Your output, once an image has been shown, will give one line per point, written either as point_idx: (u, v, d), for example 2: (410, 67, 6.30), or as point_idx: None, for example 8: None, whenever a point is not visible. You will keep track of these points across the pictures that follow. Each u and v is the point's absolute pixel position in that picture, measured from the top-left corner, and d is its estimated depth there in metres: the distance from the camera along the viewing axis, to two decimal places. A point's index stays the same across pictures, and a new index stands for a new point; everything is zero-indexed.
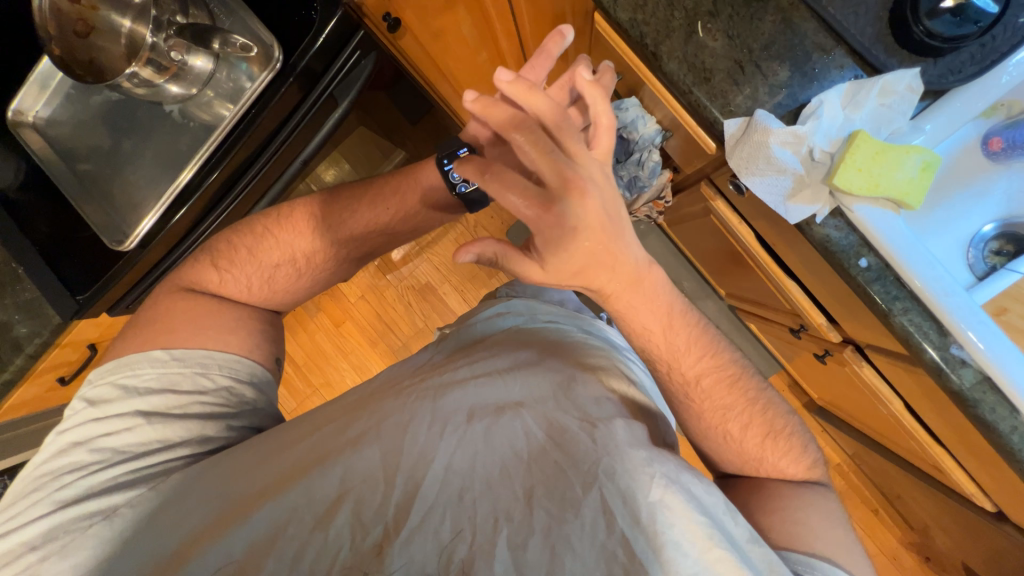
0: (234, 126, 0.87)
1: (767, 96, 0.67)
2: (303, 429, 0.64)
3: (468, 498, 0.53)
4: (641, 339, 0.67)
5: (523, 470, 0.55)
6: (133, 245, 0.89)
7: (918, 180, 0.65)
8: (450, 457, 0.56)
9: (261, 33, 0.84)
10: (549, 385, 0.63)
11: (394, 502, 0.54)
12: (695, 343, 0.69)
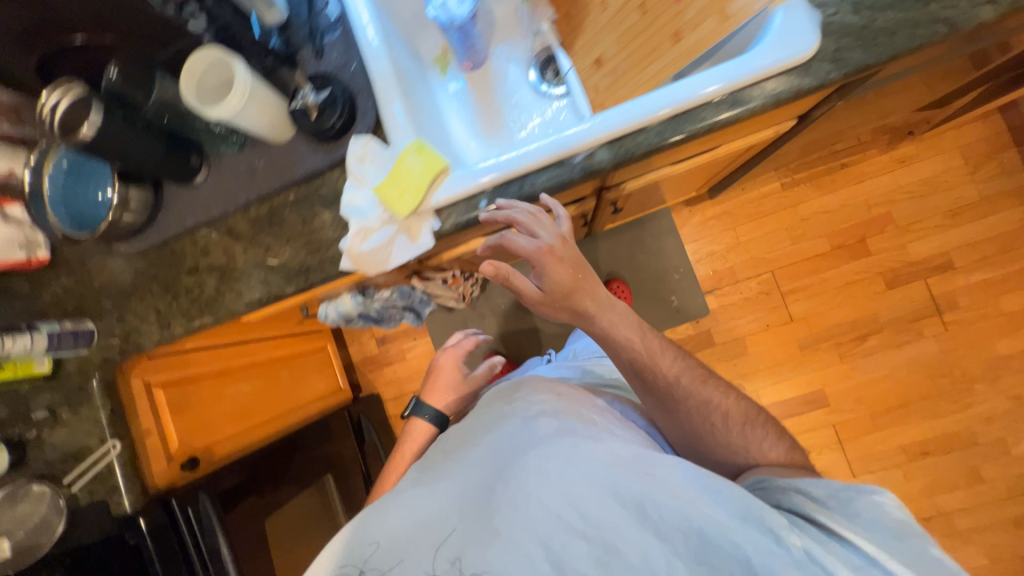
0: (89, 389, 0.86)
1: (519, 189, 0.72)
2: (358, 521, 0.69)
3: (454, 532, 0.62)
4: (625, 353, 0.77)
5: (519, 490, 0.63)
6: (136, 507, 0.85)
7: (422, 164, 0.71)
8: (529, 489, 0.63)
9: (119, 314, 0.84)
10: (599, 449, 0.66)
11: (470, 524, 0.62)
12: (654, 348, 0.79)
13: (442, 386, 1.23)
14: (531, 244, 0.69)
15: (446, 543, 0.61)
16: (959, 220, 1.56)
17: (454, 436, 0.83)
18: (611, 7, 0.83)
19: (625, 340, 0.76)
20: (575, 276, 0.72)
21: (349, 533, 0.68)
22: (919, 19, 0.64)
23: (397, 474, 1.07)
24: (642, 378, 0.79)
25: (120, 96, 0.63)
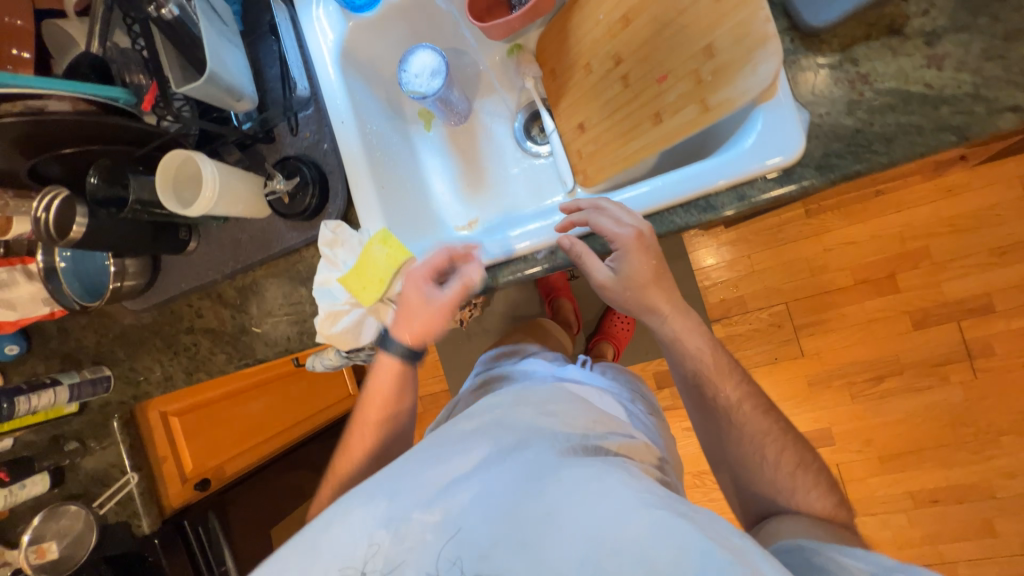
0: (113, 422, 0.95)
1: (481, 283, 0.73)
2: (343, 506, 0.52)
3: (464, 529, 0.46)
4: (688, 363, 0.70)
5: (555, 502, 0.46)
6: (151, 526, 0.96)
7: (389, 254, 0.74)
8: (562, 510, 0.45)
9: (130, 364, 0.93)
10: (638, 485, 0.49)
11: (499, 530, 0.45)
12: (724, 366, 0.69)
13: (416, 320, 0.73)
14: (620, 229, 0.64)
15: (468, 553, 0.44)
16: (1006, 259, 1.40)
17: (458, 426, 0.63)
18: (594, 73, 0.77)
19: (695, 351, 0.70)
20: (651, 280, 0.67)
21: (325, 532, 0.50)
22: (924, 125, 0.56)
23: (387, 377, 0.77)
24: (700, 393, 0.71)
25: (107, 196, 0.66)
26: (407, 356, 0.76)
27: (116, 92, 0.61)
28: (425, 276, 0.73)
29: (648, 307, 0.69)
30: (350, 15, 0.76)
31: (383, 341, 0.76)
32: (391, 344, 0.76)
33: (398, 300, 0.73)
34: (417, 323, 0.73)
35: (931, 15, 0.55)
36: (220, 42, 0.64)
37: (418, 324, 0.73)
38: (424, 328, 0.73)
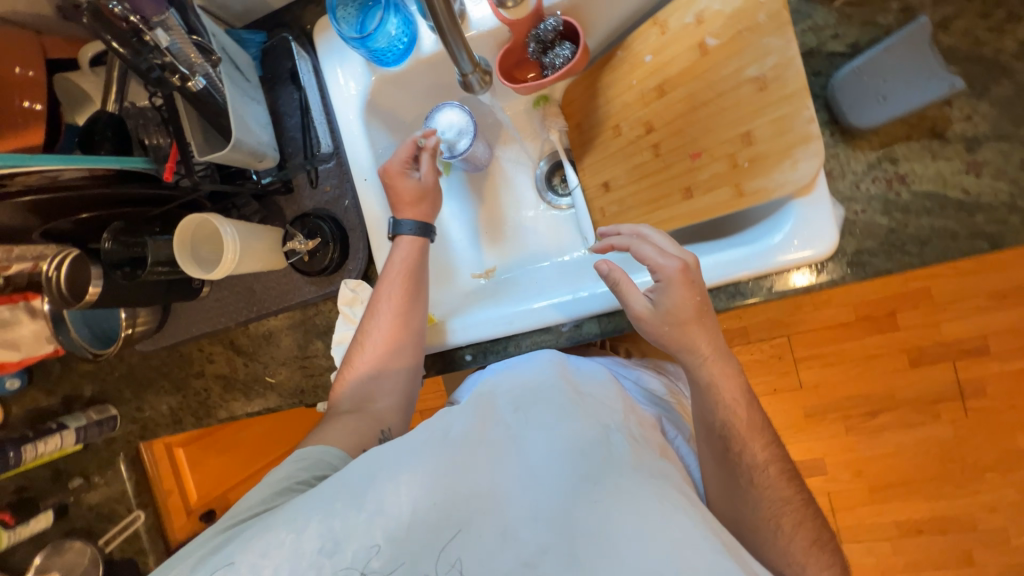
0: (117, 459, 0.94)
1: (503, 350, 0.74)
2: (391, 467, 0.50)
3: (506, 513, 0.45)
4: (718, 412, 0.61)
5: (605, 516, 0.44)
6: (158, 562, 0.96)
7: None
8: (614, 527, 0.43)
9: (137, 403, 0.91)
10: (694, 515, 0.45)
11: (546, 535, 0.44)
12: (757, 421, 0.61)
13: (411, 196, 0.71)
14: (665, 260, 0.59)
15: (517, 545, 0.44)
16: (1005, 303, 1.42)
17: (508, 389, 0.57)
18: (622, 136, 0.75)
19: (729, 402, 0.61)
20: (694, 318, 0.59)
21: (377, 488, 0.48)
22: (957, 230, 0.56)
23: (391, 303, 0.70)
24: (724, 446, 0.61)
25: (125, 258, 0.64)
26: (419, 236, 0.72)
27: (137, 164, 0.59)
28: (415, 240, 0.72)
29: (684, 328, 0.60)
30: (375, 68, 0.72)
31: (395, 231, 0.71)
32: (405, 225, 0.71)
33: (390, 263, 0.71)
34: (417, 197, 0.71)
35: (974, 121, 0.55)
36: (243, 102, 0.61)
37: (406, 267, 0.71)
38: (415, 278, 0.71)
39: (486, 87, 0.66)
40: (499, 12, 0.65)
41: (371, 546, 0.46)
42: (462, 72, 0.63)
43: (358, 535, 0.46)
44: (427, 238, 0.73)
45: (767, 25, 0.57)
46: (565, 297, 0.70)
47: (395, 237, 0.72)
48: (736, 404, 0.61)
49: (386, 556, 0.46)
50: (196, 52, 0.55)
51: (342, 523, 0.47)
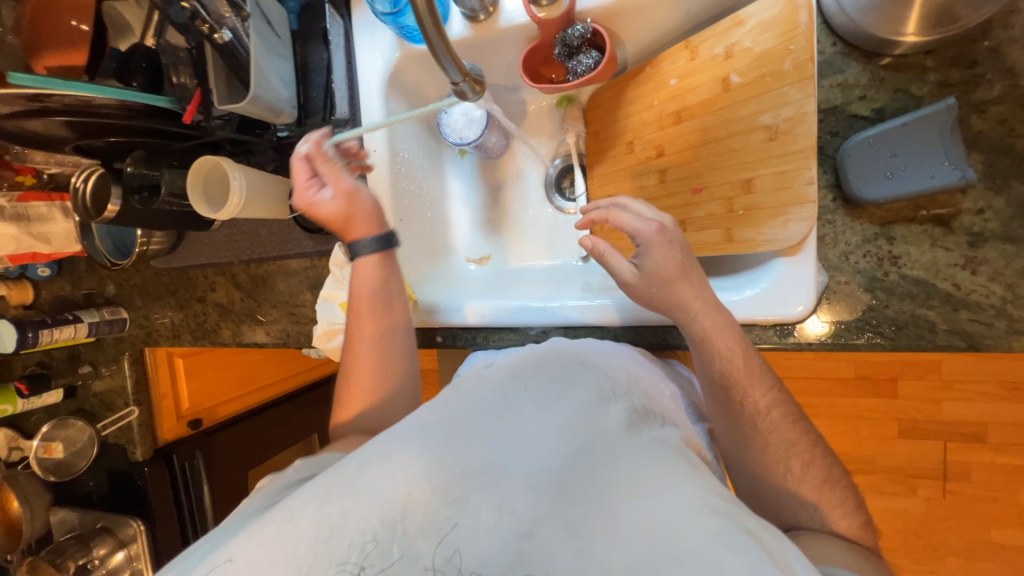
0: (123, 356, 1.04)
1: (469, 340, 0.77)
2: (387, 446, 0.47)
3: (503, 486, 0.43)
4: (715, 363, 0.56)
5: (608, 494, 0.43)
6: (145, 454, 1.08)
7: None
8: (619, 495, 0.42)
9: (145, 312, 1.00)
10: (703, 482, 0.44)
11: (549, 508, 0.42)
12: (755, 367, 0.55)
13: (336, 215, 0.68)
14: (642, 223, 0.58)
15: (517, 521, 0.41)
16: (1013, 396, 1.35)
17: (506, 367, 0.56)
18: (633, 154, 0.73)
19: (725, 351, 0.55)
20: (684, 277, 0.57)
21: (370, 469, 0.45)
22: (937, 323, 0.55)
23: (370, 321, 0.68)
24: (726, 399, 0.56)
25: (140, 183, 0.70)
26: (382, 246, 0.69)
27: (161, 102, 0.63)
28: (382, 255, 0.69)
29: (668, 285, 0.57)
30: (402, 43, 0.73)
31: (352, 254, 0.69)
32: (361, 245, 0.68)
33: (358, 288, 0.68)
34: (338, 213, 0.68)
35: (985, 215, 0.52)
36: (268, 59, 0.64)
37: (376, 285, 0.69)
38: (393, 293, 0.69)
39: (480, 95, 0.55)
40: (530, 8, 0.64)
41: (362, 529, 0.42)
42: (450, 80, 0.51)
43: (352, 520, 0.42)
44: (387, 251, 0.69)
45: (791, 74, 0.55)
46: (536, 303, 0.72)
47: (354, 257, 0.69)
48: (731, 359, 0.55)
49: (376, 540, 0.41)
50: (227, 7, 0.59)
51: (332, 507, 0.43)
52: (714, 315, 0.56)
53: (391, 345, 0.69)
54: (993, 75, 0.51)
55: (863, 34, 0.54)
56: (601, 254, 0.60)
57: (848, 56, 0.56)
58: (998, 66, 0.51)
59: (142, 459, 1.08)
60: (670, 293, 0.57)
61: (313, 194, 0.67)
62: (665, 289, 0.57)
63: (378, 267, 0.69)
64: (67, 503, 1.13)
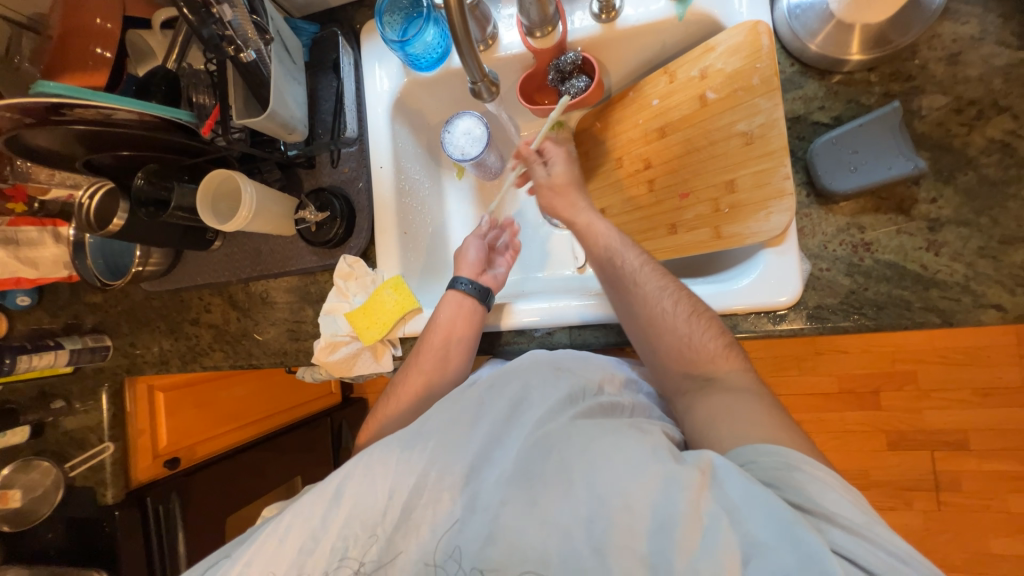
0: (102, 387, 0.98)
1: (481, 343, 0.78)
2: (366, 462, 0.56)
3: (475, 479, 0.53)
4: (665, 322, 0.61)
5: (564, 475, 0.49)
6: (117, 497, 0.97)
7: (397, 300, 0.78)
8: (572, 470, 0.49)
9: (131, 339, 0.96)
10: (649, 442, 0.49)
11: (511, 490, 0.50)
12: (703, 321, 0.61)
13: (467, 256, 0.79)
14: (579, 215, 0.74)
15: (485, 507, 0.51)
16: (989, 401, 1.34)
17: (481, 379, 0.63)
18: (623, 168, 0.79)
19: (664, 307, 0.62)
20: (639, 260, 0.66)
21: (351, 483, 0.55)
22: (912, 302, 0.60)
23: (432, 358, 0.72)
24: (680, 356, 0.60)
25: (153, 198, 0.72)
26: (472, 292, 0.74)
27: (183, 116, 0.67)
28: (463, 297, 0.74)
29: (607, 253, 0.69)
30: (409, 72, 0.81)
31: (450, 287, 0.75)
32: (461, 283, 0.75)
33: (433, 327, 0.73)
34: (472, 256, 0.79)
35: (939, 204, 0.59)
36: (285, 79, 0.69)
37: (450, 330, 0.73)
38: (462, 339, 0.72)
39: (494, 96, 0.63)
40: (526, 40, 0.72)
41: (350, 530, 0.53)
42: (470, 79, 0.59)
43: (339, 525, 0.53)
44: (482, 303, 0.74)
45: (760, 87, 0.64)
46: (542, 304, 0.73)
47: (445, 295, 0.76)
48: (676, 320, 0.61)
49: (366, 538, 0.53)
50: (253, 30, 0.62)
51: (320, 520, 0.54)
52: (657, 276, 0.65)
53: (442, 382, 0.72)
54: (926, 87, 0.61)
55: (816, 55, 0.63)
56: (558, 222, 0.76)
57: (806, 74, 0.66)
58: (930, 79, 0.61)
59: (113, 503, 0.97)
60: (610, 262, 0.69)
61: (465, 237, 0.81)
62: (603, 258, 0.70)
63: (466, 316, 0.74)
64: (19, 561, 1.01)
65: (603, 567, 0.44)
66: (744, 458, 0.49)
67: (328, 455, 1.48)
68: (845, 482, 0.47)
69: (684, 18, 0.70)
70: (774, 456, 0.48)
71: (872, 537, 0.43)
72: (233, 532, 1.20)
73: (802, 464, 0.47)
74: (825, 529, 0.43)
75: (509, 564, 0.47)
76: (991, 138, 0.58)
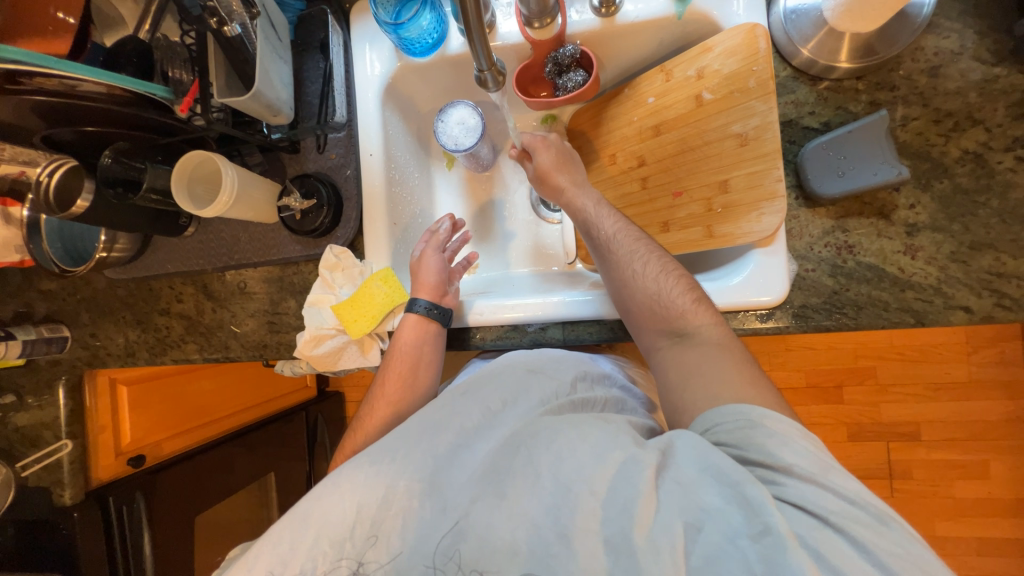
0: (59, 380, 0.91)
1: (473, 339, 0.77)
2: (332, 480, 0.52)
3: (444, 479, 0.50)
4: (640, 282, 0.61)
5: (531, 462, 0.49)
6: (76, 497, 0.90)
7: (385, 294, 0.76)
8: (539, 462, 0.49)
9: (92, 329, 0.89)
10: (613, 430, 0.51)
11: (478, 486, 0.49)
12: (677, 279, 0.61)
13: (427, 276, 0.74)
14: (560, 179, 0.73)
15: (453, 507, 0.48)
16: (938, 396, 1.37)
17: (460, 383, 0.65)
18: (616, 165, 0.79)
19: (638, 268, 0.62)
20: (613, 224, 0.67)
21: (317, 503, 0.51)
22: (889, 303, 0.63)
23: (398, 380, 0.71)
24: (656, 315, 0.60)
25: (118, 178, 0.66)
26: (431, 316, 0.72)
27: (156, 90, 0.60)
28: (422, 320, 0.73)
29: (585, 218, 0.69)
30: (402, 56, 0.78)
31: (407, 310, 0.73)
32: (418, 304, 0.73)
33: (398, 347, 0.72)
34: (431, 278, 0.74)
35: (916, 210, 0.62)
36: (270, 58, 0.65)
37: (413, 347, 0.72)
38: (427, 356, 0.72)
39: (499, 86, 0.62)
40: (525, 30, 0.70)
41: (316, 553, 0.49)
42: (477, 67, 0.58)
43: (303, 549, 0.49)
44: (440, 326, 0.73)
45: (756, 90, 0.65)
46: (535, 299, 0.73)
47: (405, 317, 0.74)
48: (652, 281, 0.61)
49: (333, 559, 0.48)
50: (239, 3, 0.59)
51: (286, 545, 0.49)
52: (634, 238, 0.65)
53: (414, 401, 0.71)
54: (908, 97, 0.64)
55: (809, 62, 0.65)
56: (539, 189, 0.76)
57: (798, 79, 0.67)
58: (912, 90, 0.63)
59: (71, 504, 0.90)
60: (589, 226, 0.68)
61: (426, 254, 0.77)
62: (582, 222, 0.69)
63: (424, 331, 0.73)
64: None
65: (569, 554, 0.44)
66: (707, 423, 0.50)
67: (302, 450, 1.43)
68: (805, 431, 0.47)
69: (683, 17, 0.70)
70: (736, 416, 0.48)
71: (827, 483, 0.43)
72: (203, 531, 1.14)
73: (761, 420, 0.47)
74: (782, 482, 0.44)
75: (476, 560, 0.45)
76: (965, 149, 0.61)
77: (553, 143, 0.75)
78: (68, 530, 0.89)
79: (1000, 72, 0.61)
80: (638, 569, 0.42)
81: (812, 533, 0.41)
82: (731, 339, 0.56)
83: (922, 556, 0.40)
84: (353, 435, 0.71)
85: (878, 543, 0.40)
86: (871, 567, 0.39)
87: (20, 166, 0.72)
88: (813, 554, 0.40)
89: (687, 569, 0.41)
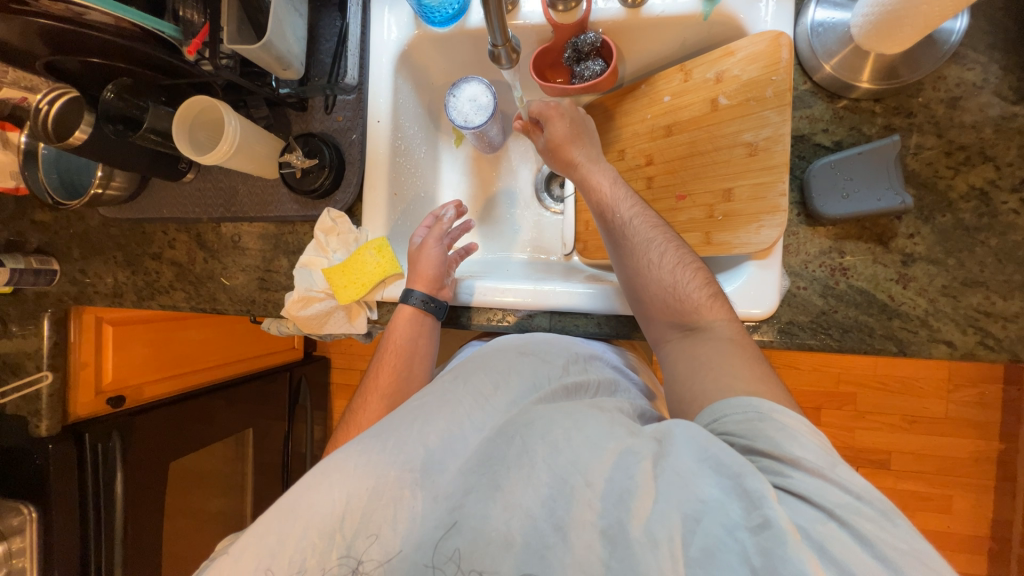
0: (44, 311, 0.90)
1: (466, 320, 0.77)
2: (322, 471, 0.50)
3: (441, 472, 0.49)
4: (654, 271, 0.61)
5: (529, 447, 0.48)
6: (51, 427, 0.90)
7: (377, 263, 0.76)
8: (534, 454, 0.48)
9: (82, 266, 0.88)
10: (607, 421, 0.51)
11: (473, 477, 0.48)
12: (694, 270, 0.61)
13: (426, 266, 0.73)
14: (582, 158, 0.72)
15: (449, 495, 0.48)
16: (912, 428, 1.38)
17: (456, 367, 0.64)
18: (623, 161, 0.78)
19: (654, 256, 0.62)
20: (632, 210, 0.66)
21: (306, 495, 0.49)
22: (875, 329, 0.63)
23: (389, 372, 0.72)
24: (670, 304, 0.60)
25: (120, 115, 0.66)
26: (426, 309, 0.72)
27: (165, 29, 0.60)
28: (418, 312, 0.73)
29: (605, 200, 0.68)
30: (420, 24, 0.77)
31: (403, 298, 0.73)
32: (414, 294, 0.73)
33: (390, 339, 0.73)
34: (431, 268, 0.73)
35: (915, 240, 0.62)
36: (285, 10, 0.65)
37: (403, 340, 0.73)
38: (418, 347, 0.73)
39: (512, 64, 0.61)
40: (548, 11, 0.69)
41: (305, 546, 0.47)
42: (491, 41, 0.57)
43: (291, 543, 0.47)
44: (432, 313, 0.73)
45: (772, 101, 0.65)
46: (528, 286, 0.73)
47: (399, 307, 0.74)
48: (665, 270, 0.61)
49: (324, 553, 0.47)
50: None
51: (274, 538, 0.48)
52: (652, 225, 0.64)
53: (408, 392, 0.72)
54: (923, 126, 0.63)
55: (829, 78, 0.64)
56: (556, 166, 0.75)
57: (816, 94, 0.67)
58: (928, 119, 0.63)
59: (47, 433, 0.90)
60: (607, 209, 0.67)
61: (428, 242, 0.76)
62: (600, 204, 0.68)
63: (416, 320, 0.73)
64: None
65: (565, 546, 0.43)
66: (715, 415, 0.50)
67: (282, 411, 1.44)
68: (813, 429, 0.47)
69: (709, 18, 0.69)
70: (745, 408, 0.48)
71: (832, 477, 0.43)
72: (178, 478, 1.14)
73: (771, 414, 0.47)
74: (788, 474, 0.43)
75: (473, 556, 0.44)
76: (972, 185, 0.61)
77: (567, 111, 0.74)
78: (43, 461, 0.89)
79: (1018, 111, 0.61)
80: (633, 561, 0.41)
81: (815, 526, 0.40)
82: (740, 332, 0.57)
83: (921, 551, 0.40)
84: (344, 429, 0.71)
85: (877, 535, 0.40)
86: (872, 559, 0.39)
87: (22, 92, 0.70)
88: (812, 545, 0.40)
89: (684, 561, 0.40)
